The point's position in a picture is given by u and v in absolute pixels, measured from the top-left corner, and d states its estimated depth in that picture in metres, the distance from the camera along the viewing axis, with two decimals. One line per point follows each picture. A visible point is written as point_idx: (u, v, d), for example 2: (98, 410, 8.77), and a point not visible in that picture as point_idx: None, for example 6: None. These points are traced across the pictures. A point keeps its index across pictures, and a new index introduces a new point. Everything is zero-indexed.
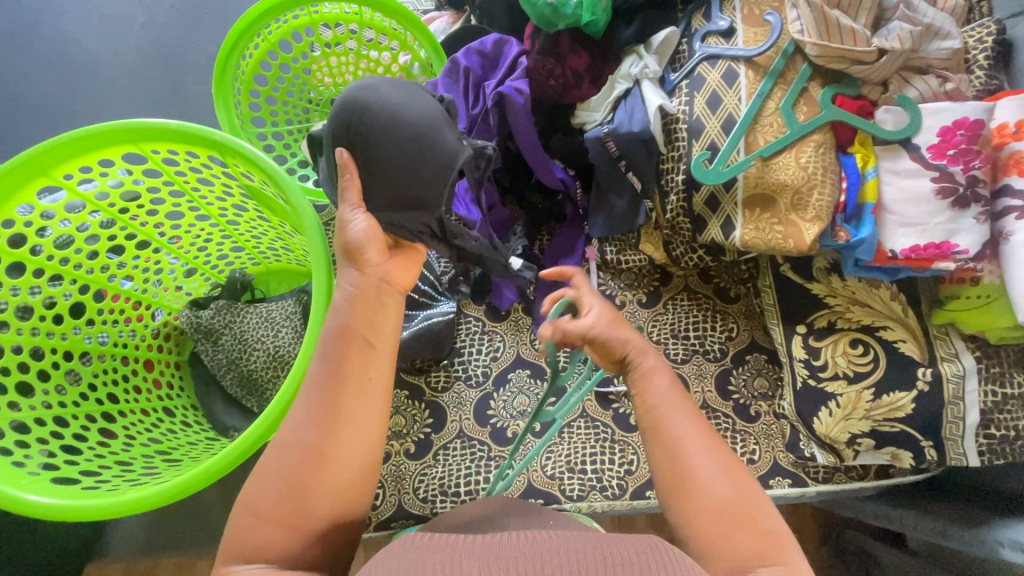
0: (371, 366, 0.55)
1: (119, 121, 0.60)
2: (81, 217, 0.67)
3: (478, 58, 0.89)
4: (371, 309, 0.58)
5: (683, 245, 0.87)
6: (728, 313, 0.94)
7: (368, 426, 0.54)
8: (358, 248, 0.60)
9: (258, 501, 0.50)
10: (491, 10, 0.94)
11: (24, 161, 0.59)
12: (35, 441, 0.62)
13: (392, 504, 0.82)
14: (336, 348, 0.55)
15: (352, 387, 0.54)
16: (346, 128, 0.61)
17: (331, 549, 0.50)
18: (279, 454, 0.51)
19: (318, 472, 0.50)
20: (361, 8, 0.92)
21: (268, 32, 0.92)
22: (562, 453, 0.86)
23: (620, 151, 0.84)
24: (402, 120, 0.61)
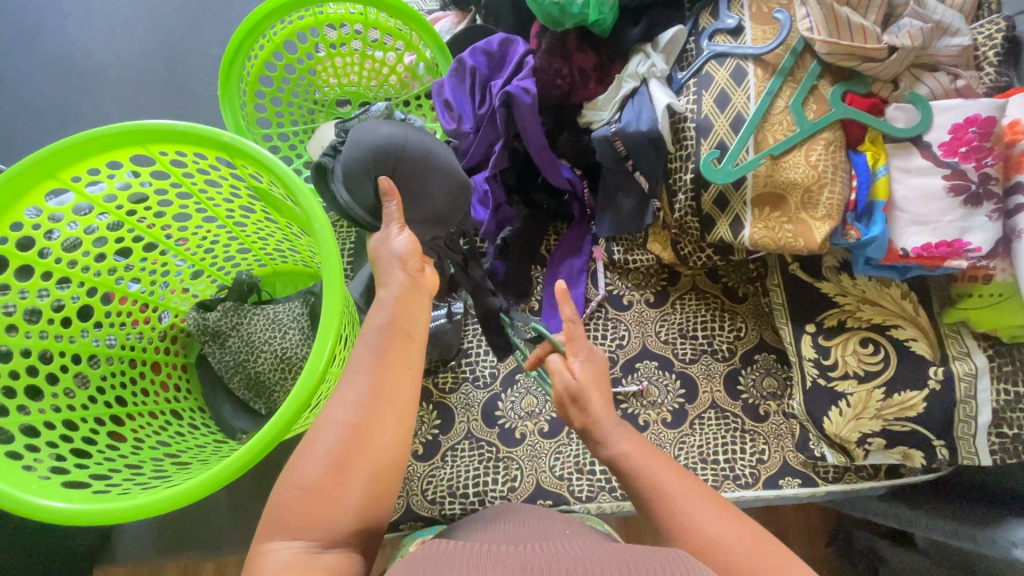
0: (410, 357, 0.57)
1: (124, 123, 0.60)
2: (88, 219, 0.67)
3: (485, 58, 0.89)
4: (411, 304, 0.61)
5: (691, 244, 0.87)
6: (736, 313, 0.93)
7: (407, 415, 0.54)
8: (401, 258, 0.62)
9: (302, 475, 0.49)
10: (497, 9, 0.94)
11: (33, 163, 0.58)
12: (45, 444, 0.62)
13: (401, 506, 0.82)
14: (381, 339, 0.57)
15: (392, 376, 0.55)
16: (377, 162, 0.65)
17: (365, 532, 0.50)
18: (320, 436, 0.51)
19: (361, 449, 0.51)
20: (366, 8, 0.91)
21: (273, 32, 0.92)
22: (571, 454, 0.86)
23: (627, 151, 0.84)
24: (432, 158, 0.68)
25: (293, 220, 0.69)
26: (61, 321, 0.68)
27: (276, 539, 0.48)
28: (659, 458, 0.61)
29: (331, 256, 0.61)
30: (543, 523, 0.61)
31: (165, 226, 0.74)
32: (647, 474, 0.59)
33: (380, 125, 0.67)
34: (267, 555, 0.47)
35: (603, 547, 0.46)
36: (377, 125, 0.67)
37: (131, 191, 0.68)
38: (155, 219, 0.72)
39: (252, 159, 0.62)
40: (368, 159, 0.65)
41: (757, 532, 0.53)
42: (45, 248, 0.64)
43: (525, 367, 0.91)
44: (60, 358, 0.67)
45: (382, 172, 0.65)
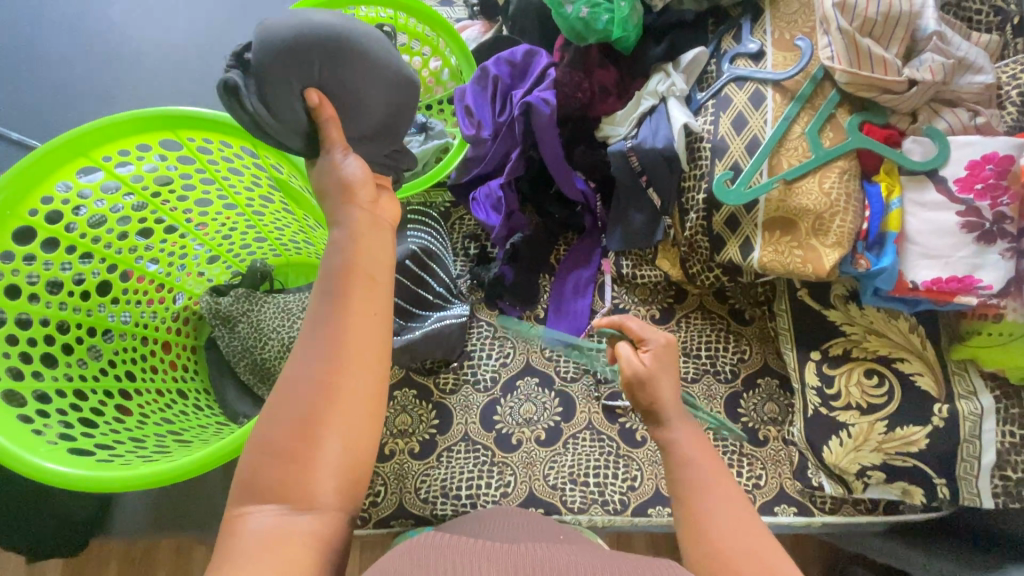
0: (375, 300, 0.53)
1: (155, 109, 0.62)
2: (115, 198, 0.69)
3: (507, 68, 0.91)
4: (373, 245, 0.54)
5: (700, 263, 0.88)
6: (741, 335, 0.94)
7: (376, 365, 0.52)
8: (350, 187, 0.55)
9: (269, 440, 0.49)
10: (523, 21, 0.96)
11: (68, 141, 0.61)
12: (55, 412, 0.64)
13: (394, 501, 0.83)
14: (339, 285, 0.52)
15: (353, 325, 0.51)
16: (298, 66, 0.54)
17: (347, 487, 0.50)
18: (281, 399, 0.50)
19: (328, 411, 0.49)
20: (396, 13, 0.94)
21: None
22: (566, 464, 0.86)
23: (642, 166, 0.85)
24: (363, 49, 0.56)
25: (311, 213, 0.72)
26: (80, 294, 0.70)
27: (256, 502, 0.48)
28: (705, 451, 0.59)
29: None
30: (533, 524, 0.62)
31: (187, 210, 0.76)
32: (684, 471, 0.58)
33: (281, 18, 0.55)
34: (249, 520, 0.47)
35: (597, 554, 0.46)
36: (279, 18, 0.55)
37: (158, 174, 0.70)
38: (173, 199, 0.74)
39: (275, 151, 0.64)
40: (295, 67, 0.53)
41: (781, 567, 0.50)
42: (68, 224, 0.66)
43: (526, 374, 0.91)
44: (77, 330, 0.69)
45: (310, 79, 0.54)
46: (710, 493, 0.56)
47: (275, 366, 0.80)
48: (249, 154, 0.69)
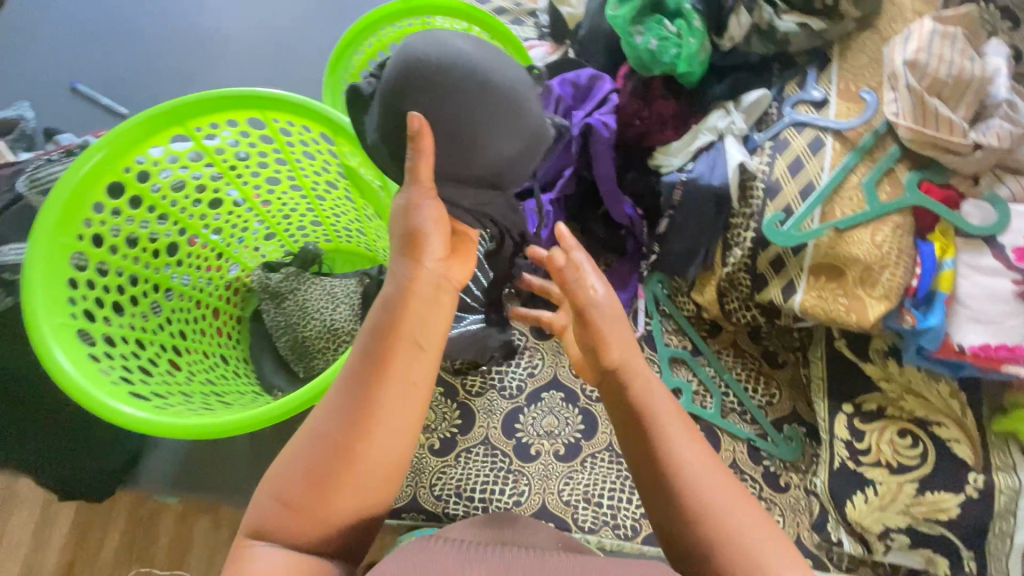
0: (416, 367, 0.52)
1: (255, 91, 0.67)
2: (197, 167, 0.73)
3: (571, 89, 0.94)
4: (425, 310, 0.54)
5: (738, 301, 0.89)
6: (771, 378, 0.93)
7: (401, 432, 0.51)
8: (421, 239, 0.56)
9: (281, 485, 0.49)
10: (590, 46, 0.99)
11: (170, 109, 0.66)
12: (118, 355, 0.67)
13: (408, 494, 0.85)
14: (380, 347, 0.52)
15: (392, 391, 0.51)
16: (432, 97, 0.56)
17: (347, 541, 0.50)
18: (300, 448, 0.50)
19: (344, 470, 0.49)
20: (471, 26, 1.00)
21: (383, 34, 1.00)
22: (581, 482, 0.86)
23: (682, 200, 0.87)
24: (495, 87, 0.57)
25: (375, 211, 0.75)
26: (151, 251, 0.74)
27: (263, 542, 0.48)
28: (678, 415, 0.52)
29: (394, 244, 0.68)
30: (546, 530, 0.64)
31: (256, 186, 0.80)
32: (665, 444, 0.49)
33: (428, 49, 0.56)
34: (251, 563, 0.47)
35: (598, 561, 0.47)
36: (427, 38, 0.57)
37: (239, 149, 0.74)
38: (249, 175, 0.77)
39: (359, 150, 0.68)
40: (427, 96, 0.56)
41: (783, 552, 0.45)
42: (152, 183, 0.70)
43: (552, 387, 0.92)
44: (143, 284, 0.73)
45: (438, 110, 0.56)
46: (690, 466, 0.48)
47: (314, 346, 0.83)
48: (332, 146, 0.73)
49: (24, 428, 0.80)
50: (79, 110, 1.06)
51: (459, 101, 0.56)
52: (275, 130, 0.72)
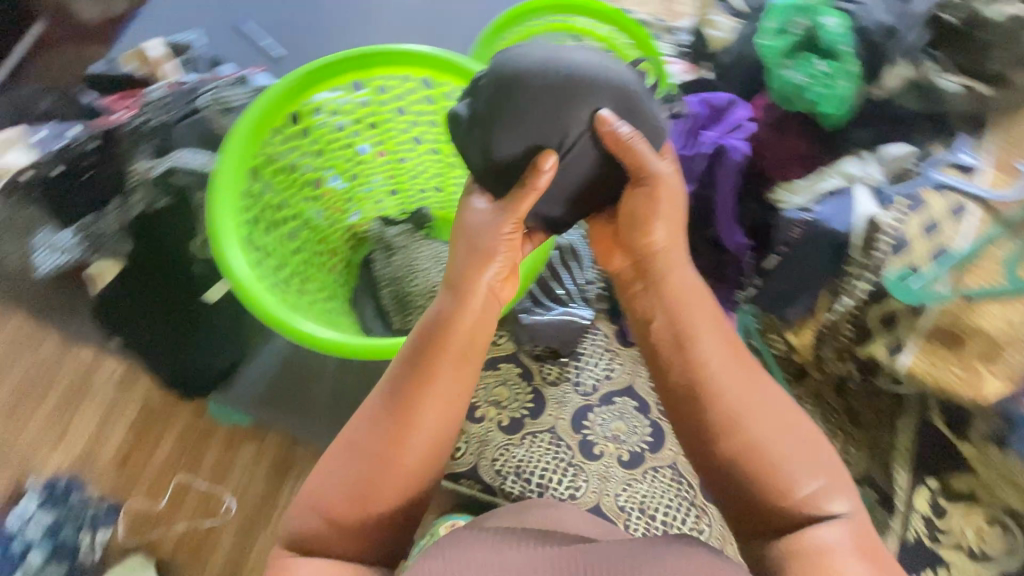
0: (453, 383, 0.58)
1: (438, 53, 0.73)
2: (361, 112, 0.79)
3: (707, 109, 0.95)
4: (467, 331, 0.61)
5: (834, 350, 0.88)
6: (850, 436, 0.92)
7: (431, 446, 0.57)
8: (483, 258, 0.63)
9: (320, 497, 0.55)
10: (732, 70, 0.99)
11: (364, 55, 0.71)
12: (269, 264, 0.73)
13: (469, 462, 0.88)
14: (418, 367, 0.58)
15: (427, 401, 0.56)
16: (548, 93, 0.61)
17: (377, 547, 0.56)
18: (338, 464, 0.56)
19: (378, 480, 0.55)
20: (614, 33, 1.02)
21: (529, 24, 1.03)
22: (639, 491, 0.87)
23: (801, 239, 0.86)
24: (582, 79, 0.61)
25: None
26: (298, 180, 0.80)
27: (309, 551, 0.55)
28: (711, 310, 0.62)
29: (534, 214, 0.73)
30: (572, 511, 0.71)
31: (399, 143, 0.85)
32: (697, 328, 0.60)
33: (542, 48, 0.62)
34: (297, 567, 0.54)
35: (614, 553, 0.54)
36: (513, 55, 0.63)
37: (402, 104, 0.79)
38: (397, 125, 0.82)
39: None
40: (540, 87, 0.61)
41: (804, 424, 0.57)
42: (317, 117, 0.76)
43: (626, 393, 0.92)
44: (286, 208, 0.79)
45: (547, 103, 0.61)
46: (723, 383, 0.57)
47: (415, 301, 0.87)
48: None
49: (151, 319, 0.88)
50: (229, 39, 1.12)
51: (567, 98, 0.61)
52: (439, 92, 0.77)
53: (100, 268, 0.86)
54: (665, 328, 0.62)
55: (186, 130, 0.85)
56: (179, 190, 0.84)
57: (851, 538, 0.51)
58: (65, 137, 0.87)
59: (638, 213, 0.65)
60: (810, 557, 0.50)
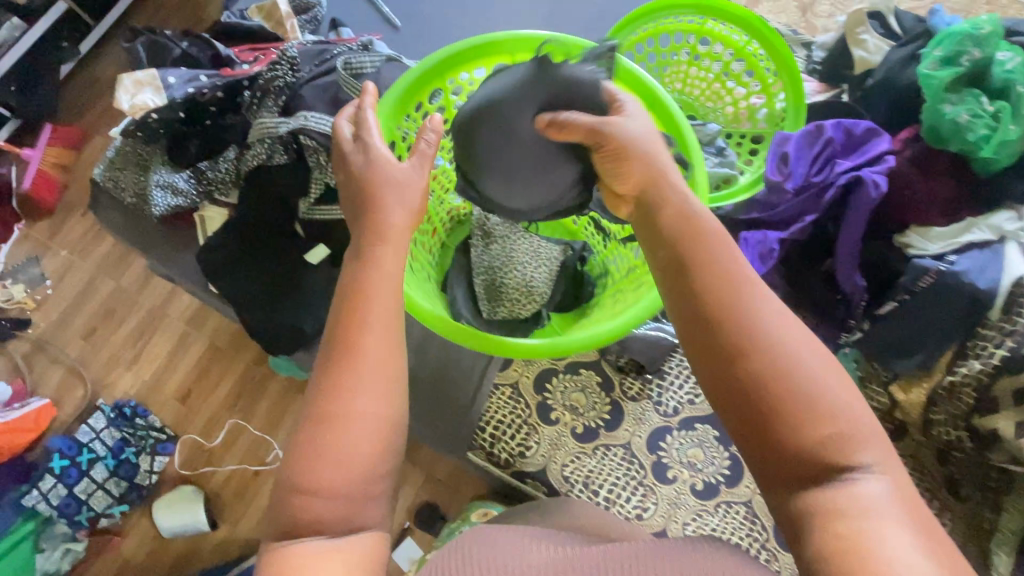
0: (379, 309, 0.49)
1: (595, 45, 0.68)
2: None
3: (843, 135, 0.88)
4: (391, 262, 0.52)
5: (946, 416, 0.82)
6: (946, 506, 0.85)
7: (386, 380, 0.47)
8: (404, 203, 0.55)
9: (292, 476, 0.44)
10: (876, 96, 0.92)
11: (518, 38, 0.70)
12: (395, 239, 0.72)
13: (539, 463, 0.87)
14: (346, 309, 0.49)
15: (367, 329, 0.48)
16: (490, 127, 0.64)
17: (368, 509, 0.45)
18: (299, 436, 0.45)
19: (343, 432, 0.45)
20: (751, 41, 0.97)
21: (663, 22, 0.99)
22: (708, 524, 0.84)
23: (929, 289, 0.80)
24: (510, 100, 0.63)
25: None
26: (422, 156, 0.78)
27: (302, 538, 0.43)
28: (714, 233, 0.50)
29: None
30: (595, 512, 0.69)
31: None
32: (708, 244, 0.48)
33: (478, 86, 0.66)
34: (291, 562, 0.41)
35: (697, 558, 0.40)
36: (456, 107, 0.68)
37: None
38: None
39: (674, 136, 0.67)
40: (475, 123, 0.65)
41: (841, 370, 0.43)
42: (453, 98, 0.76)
43: (708, 421, 0.88)
44: None
45: (493, 133, 0.64)
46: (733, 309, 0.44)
47: (508, 293, 0.86)
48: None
49: (245, 273, 0.88)
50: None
51: (504, 120, 0.63)
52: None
53: (206, 215, 0.93)
54: (664, 257, 0.50)
55: (313, 91, 0.82)
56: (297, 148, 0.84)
57: (896, 502, 0.38)
58: (196, 84, 0.90)
59: (615, 158, 0.57)
60: (841, 522, 0.37)
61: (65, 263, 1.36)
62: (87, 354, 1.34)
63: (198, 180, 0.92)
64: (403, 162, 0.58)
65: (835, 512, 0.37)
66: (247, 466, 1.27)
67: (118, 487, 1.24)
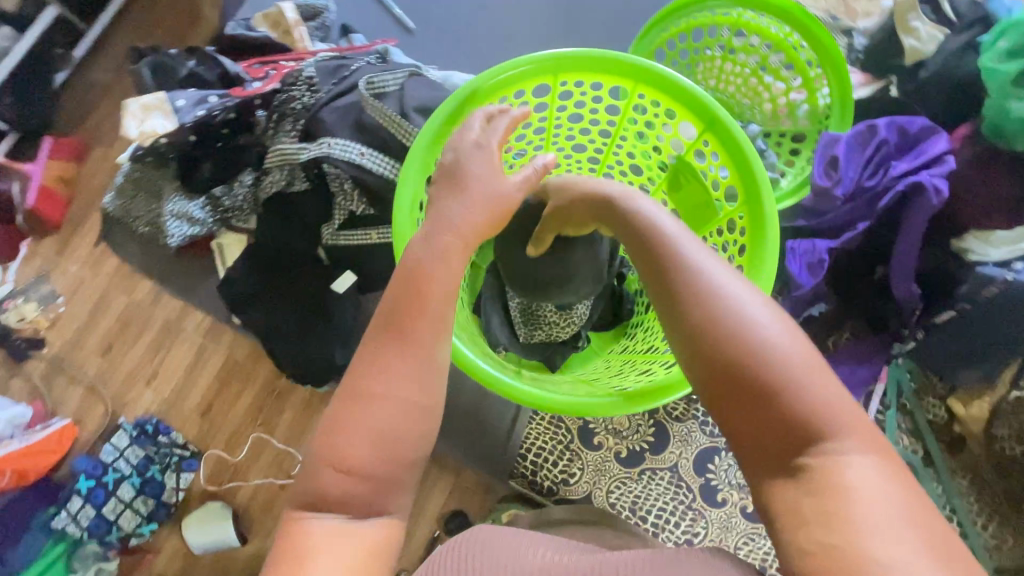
0: (434, 295, 0.47)
1: (646, 61, 0.59)
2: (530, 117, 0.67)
3: (897, 134, 0.82)
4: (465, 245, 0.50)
5: (1011, 430, 0.78)
6: (1007, 521, 0.82)
7: (430, 367, 0.45)
8: (496, 195, 0.54)
9: (323, 446, 0.43)
10: (929, 89, 0.87)
11: (559, 59, 0.60)
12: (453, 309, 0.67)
13: (584, 489, 0.85)
14: (398, 288, 0.47)
15: (420, 310, 0.46)
16: (536, 281, 0.73)
17: (388, 498, 0.43)
18: (336, 404, 0.44)
19: (376, 409, 0.43)
20: (792, 32, 0.90)
21: (696, 15, 0.92)
22: (761, 547, 0.81)
23: (994, 301, 0.76)
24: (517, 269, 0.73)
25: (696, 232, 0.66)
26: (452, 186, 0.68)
27: (320, 514, 0.41)
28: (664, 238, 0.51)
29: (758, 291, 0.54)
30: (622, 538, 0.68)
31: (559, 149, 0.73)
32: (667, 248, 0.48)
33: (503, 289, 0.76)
34: (304, 537, 0.40)
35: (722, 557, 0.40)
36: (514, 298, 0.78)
37: (579, 113, 0.66)
38: (564, 135, 0.70)
39: (740, 164, 0.58)
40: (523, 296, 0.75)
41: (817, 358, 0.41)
42: None
43: None
44: None
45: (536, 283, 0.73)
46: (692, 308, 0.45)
47: (546, 318, 0.80)
48: (680, 139, 0.64)
49: (274, 304, 0.85)
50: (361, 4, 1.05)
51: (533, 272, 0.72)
52: (627, 105, 0.64)
53: (224, 242, 0.91)
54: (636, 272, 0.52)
55: (333, 114, 0.75)
56: (315, 175, 0.80)
57: (891, 498, 0.35)
58: (205, 106, 0.83)
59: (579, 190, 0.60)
60: (832, 523, 0.35)
61: (77, 279, 1.23)
62: (110, 372, 1.20)
63: (214, 208, 0.88)
64: (514, 178, 0.56)
65: (807, 520, 0.36)
66: (271, 478, 1.14)
67: (146, 505, 1.12)
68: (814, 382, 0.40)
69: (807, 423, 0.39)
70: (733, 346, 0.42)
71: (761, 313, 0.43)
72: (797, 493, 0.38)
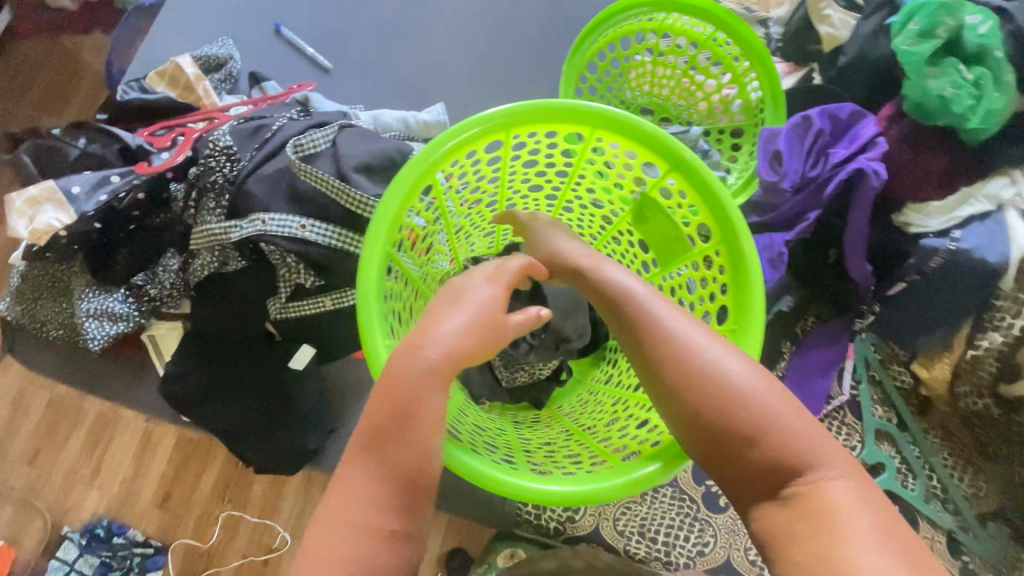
0: (421, 407, 0.49)
1: (603, 107, 0.60)
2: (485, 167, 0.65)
3: (830, 123, 0.85)
4: (471, 348, 0.52)
5: (972, 387, 0.84)
6: (980, 469, 0.87)
7: (416, 475, 0.48)
8: (496, 321, 0.53)
9: (312, 544, 0.47)
10: (850, 75, 0.89)
11: (516, 113, 0.59)
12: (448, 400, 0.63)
13: (591, 523, 0.83)
14: (387, 398, 0.49)
15: (408, 421, 0.49)
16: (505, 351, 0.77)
17: None
18: (327, 506, 0.48)
19: (363, 511, 0.47)
20: (716, 31, 0.90)
21: (620, 24, 0.91)
22: None
23: (940, 271, 0.79)
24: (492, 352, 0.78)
25: (670, 263, 0.68)
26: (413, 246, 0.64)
27: None
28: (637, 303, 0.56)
29: (756, 335, 0.57)
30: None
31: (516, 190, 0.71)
32: (648, 311, 0.55)
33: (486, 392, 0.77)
34: None
35: None
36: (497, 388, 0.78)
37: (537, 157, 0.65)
38: (519, 178, 0.68)
39: (712, 204, 0.60)
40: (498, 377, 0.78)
41: (787, 395, 0.51)
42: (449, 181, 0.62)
43: None
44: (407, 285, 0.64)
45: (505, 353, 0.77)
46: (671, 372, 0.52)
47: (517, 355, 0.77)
48: (643, 175, 0.65)
49: (227, 395, 0.77)
50: (266, 47, 0.96)
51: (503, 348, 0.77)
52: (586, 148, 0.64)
53: (156, 335, 0.81)
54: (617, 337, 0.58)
55: (261, 184, 0.69)
56: (255, 251, 0.74)
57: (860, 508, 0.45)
58: (107, 188, 0.72)
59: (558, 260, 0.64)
60: (821, 539, 0.44)
61: None
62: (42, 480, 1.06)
63: (138, 298, 0.79)
64: (513, 316, 0.55)
65: (802, 537, 0.45)
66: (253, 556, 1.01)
67: None
68: (785, 416, 0.49)
69: (792, 455, 0.48)
70: (721, 399, 0.50)
71: (734, 367, 0.51)
72: (790, 516, 0.46)
